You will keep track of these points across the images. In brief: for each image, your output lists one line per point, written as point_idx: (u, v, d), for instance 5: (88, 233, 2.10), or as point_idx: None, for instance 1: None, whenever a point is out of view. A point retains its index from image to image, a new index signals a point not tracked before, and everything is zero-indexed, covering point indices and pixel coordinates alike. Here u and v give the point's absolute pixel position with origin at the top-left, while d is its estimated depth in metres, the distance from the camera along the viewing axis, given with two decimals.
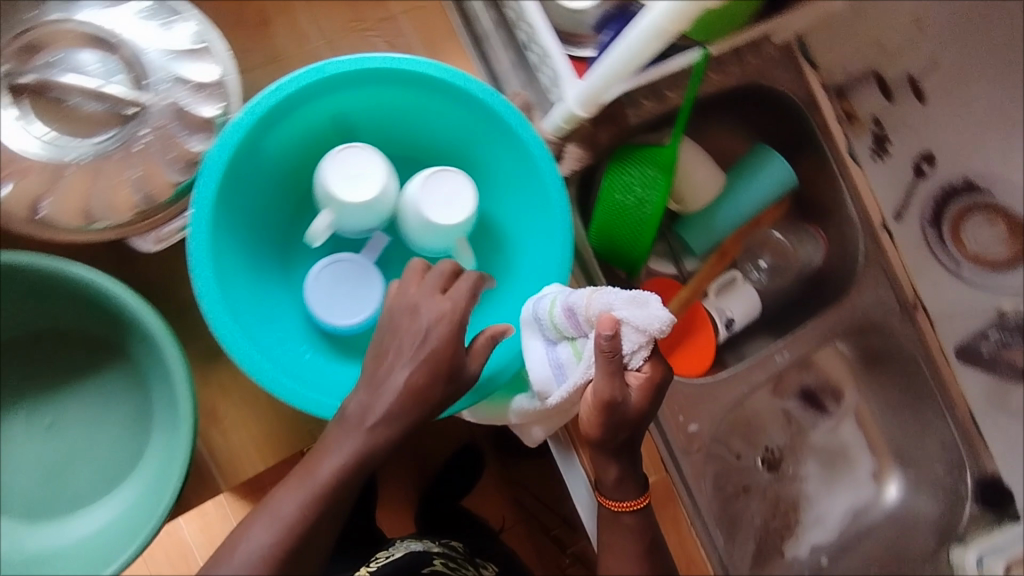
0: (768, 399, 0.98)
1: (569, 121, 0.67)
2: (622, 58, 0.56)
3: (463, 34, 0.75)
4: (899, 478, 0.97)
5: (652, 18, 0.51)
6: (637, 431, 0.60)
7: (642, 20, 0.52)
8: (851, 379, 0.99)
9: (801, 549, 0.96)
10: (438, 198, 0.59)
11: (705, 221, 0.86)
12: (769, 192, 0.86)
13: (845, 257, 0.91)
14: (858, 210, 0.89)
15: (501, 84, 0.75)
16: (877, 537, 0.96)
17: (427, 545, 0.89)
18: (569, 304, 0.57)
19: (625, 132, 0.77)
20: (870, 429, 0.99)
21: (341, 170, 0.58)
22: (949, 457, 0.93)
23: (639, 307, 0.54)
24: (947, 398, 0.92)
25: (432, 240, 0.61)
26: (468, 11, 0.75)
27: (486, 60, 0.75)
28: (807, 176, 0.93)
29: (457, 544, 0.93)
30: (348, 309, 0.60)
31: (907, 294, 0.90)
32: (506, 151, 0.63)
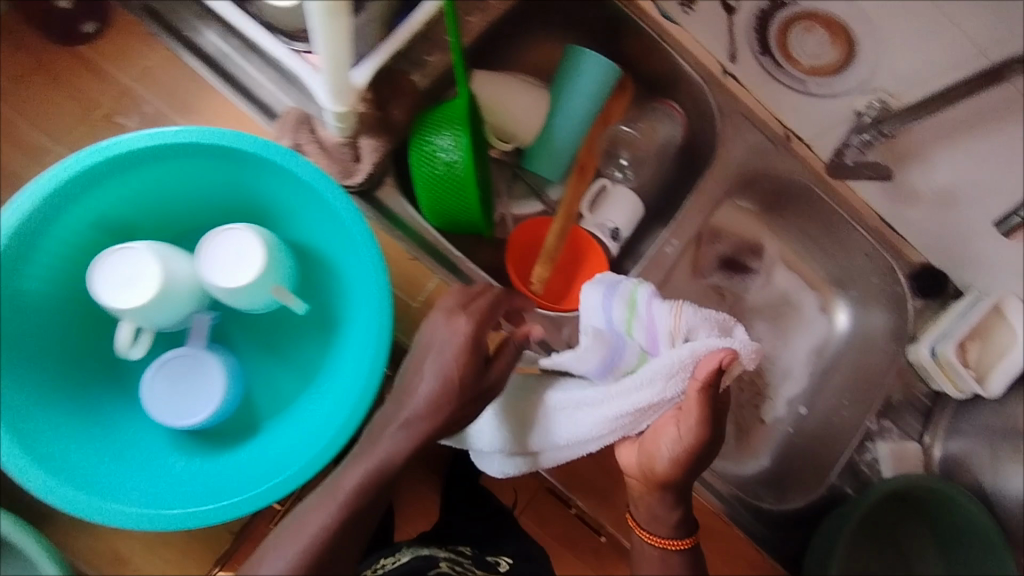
0: (691, 282, 0.95)
1: (339, 120, 0.64)
2: (324, 46, 0.50)
3: (206, 73, 0.68)
4: (844, 304, 0.96)
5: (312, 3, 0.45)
6: (707, 447, 0.68)
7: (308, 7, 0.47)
8: (763, 228, 0.96)
9: (779, 409, 0.93)
10: (226, 260, 0.56)
11: (544, 145, 0.82)
12: (595, 89, 0.81)
13: (702, 120, 0.87)
14: (691, 67, 0.84)
15: (271, 107, 0.69)
16: (843, 367, 0.93)
17: (433, 547, 0.82)
18: (652, 318, 0.69)
19: (416, 98, 0.72)
20: (800, 268, 0.97)
21: (114, 278, 0.54)
22: (878, 265, 0.89)
23: (718, 317, 0.70)
24: (852, 210, 0.88)
25: (245, 301, 0.58)
26: (197, 44, 0.67)
27: (244, 89, 0.69)
28: (634, 54, 0.88)
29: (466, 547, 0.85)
30: (192, 405, 0.58)
31: (774, 129, 0.86)
32: (274, 178, 0.59)
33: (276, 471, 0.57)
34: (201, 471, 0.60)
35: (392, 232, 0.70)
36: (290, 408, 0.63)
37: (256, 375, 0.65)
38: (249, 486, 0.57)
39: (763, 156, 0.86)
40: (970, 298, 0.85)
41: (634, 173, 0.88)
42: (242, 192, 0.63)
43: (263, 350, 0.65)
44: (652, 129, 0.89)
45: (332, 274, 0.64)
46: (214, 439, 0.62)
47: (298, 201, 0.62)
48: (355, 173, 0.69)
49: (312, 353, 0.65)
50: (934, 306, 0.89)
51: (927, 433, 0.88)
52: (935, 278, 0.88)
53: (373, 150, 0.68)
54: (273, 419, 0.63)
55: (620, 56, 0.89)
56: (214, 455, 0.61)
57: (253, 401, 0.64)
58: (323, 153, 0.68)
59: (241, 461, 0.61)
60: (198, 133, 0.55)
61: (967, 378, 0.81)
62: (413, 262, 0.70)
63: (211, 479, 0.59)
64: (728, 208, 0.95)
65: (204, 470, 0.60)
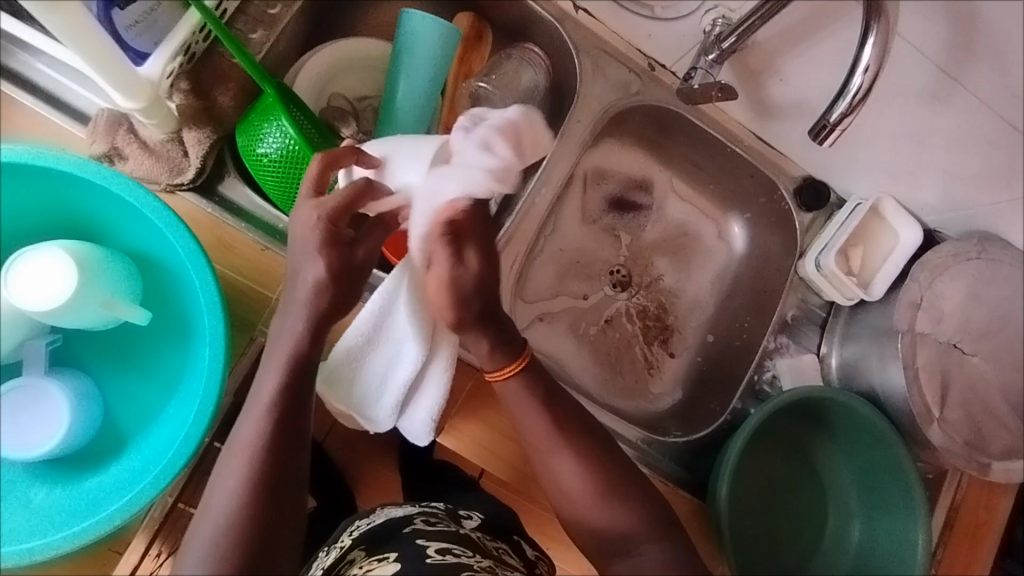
0: (582, 227, 0.92)
1: (150, 117, 0.61)
2: (79, 51, 0.48)
3: (6, 85, 0.63)
4: (739, 224, 0.93)
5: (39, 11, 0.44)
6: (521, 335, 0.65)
7: (41, 16, 0.45)
8: (650, 163, 0.93)
9: (687, 339, 0.93)
10: (33, 280, 0.53)
11: (392, 112, 0.77)
12: (437, 46, 0.77)
13: (562, 59, 0.84)
14: (541, 5, 0.80)
15: (84, 112, 0.65)
16: (744, 290, 0.92)
17: (407, 509, 0.79)
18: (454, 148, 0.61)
19: (244, 80, 0.68)
20: (692, 197, 0.94)
21: (27, 275, 0.53)
22: (762, 183, 0.85)
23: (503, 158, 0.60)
24: (727, 132, 0.83)
25: (72, 319, 0.56)
26: (4, 62, 0.64)
27: (61, 101, 0.65)
28: (484, 1, 0.84)
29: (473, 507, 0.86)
30: (37, 436, 0.56)
31: (636, 60, 0.82)
32: (80, 184, 0.57)
33: (132, 488, 0.57)
34: (64, 499, 0.59)
35: (240, 225, 0.68)
36: (155, 421, 0.62)
37: (115, 394, 0.63)
38: (108, 503, 0.58)
39: (626, 90, 0.83)
40: (852, 203, 0.82)
41: None
42: (58, 207, 0.59)
43: (119, 367, 0.64)
44: (515, 77, 0.84)
45: (172, 277, 0.62)
46: (80, 463, 0.61)
47: (117, 209, 0.59)
48: (186, 168, 0.66)
49: (170, 362, 0.63)
50: (821, 217, 0.85)
51: (824, 344, 0.87)
52: (818, 190, 0.83)
53: (199, 143, 0.65)
54: (138, 433, 0.63)
55: (471, 3, 0.85)
56: (77, 479, 0.60)
57: (115, 419, 0.63)
58: (145, 152, 0.65)
59: (106, 481, 0.60)
60: None
61: (851, 284, 0.80)
62: (264, 253, 0.67)
63: (75, 505, 0.59)
64: (610, 146, 0.91)
65: (66, 498, 0.59)
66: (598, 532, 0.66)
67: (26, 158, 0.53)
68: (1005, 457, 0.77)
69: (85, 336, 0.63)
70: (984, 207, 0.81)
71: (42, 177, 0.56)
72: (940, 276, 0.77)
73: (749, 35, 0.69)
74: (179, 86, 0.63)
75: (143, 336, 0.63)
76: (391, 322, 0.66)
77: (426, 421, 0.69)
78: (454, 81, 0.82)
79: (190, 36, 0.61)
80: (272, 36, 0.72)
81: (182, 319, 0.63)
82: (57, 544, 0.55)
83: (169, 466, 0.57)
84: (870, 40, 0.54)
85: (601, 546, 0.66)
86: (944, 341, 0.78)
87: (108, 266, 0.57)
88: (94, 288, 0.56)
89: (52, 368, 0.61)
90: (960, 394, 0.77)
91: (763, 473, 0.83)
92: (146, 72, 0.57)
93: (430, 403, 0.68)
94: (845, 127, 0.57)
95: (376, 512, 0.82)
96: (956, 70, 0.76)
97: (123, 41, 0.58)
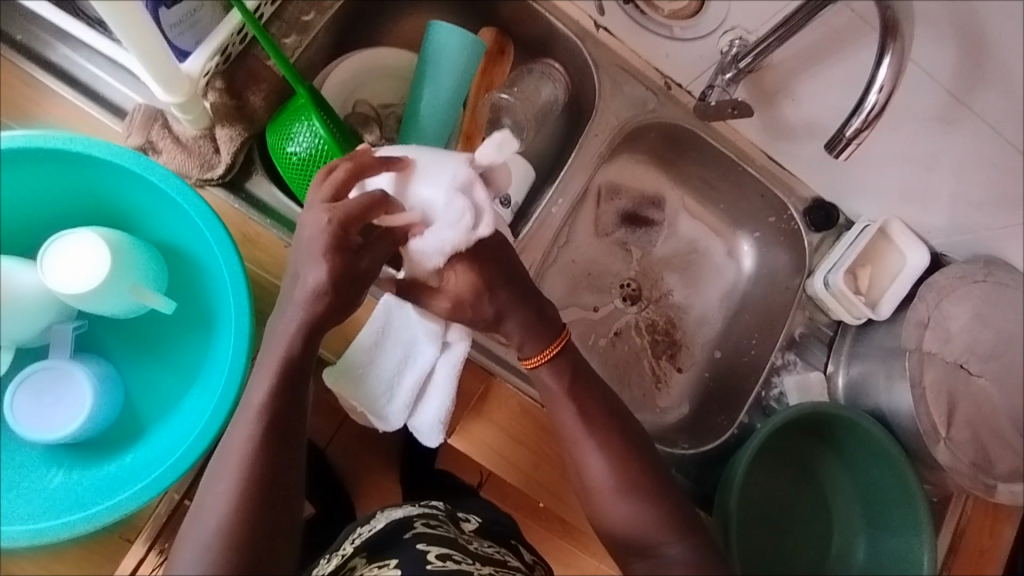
0: (595, 240, 0.93)
1: (186, 112, 0.63)
2: (136, 50, 0.51)
3: (48, 77, 0.65)
4: (748, 244, 0.95)
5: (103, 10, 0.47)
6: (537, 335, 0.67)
7: (104, 17, 0.48)
8: (663, 180, 0.95)
9: (695, 355, 0.94)
10: (67, 265, 0.55)
11: (414, 120, 0.78)
12: (462, 59, 0.78)
13: (581, 75, 0.86)
14: (564, 23, 0.83)
15: (121, 107, 0.67)
16: (752, 308, 0.93)
17: (408, 511, 0.80)
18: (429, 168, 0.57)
19: (275, 81, 0.70)
20: (703, 215, 0.96)
21: (59, 258, 0.55)
22: (771, 204, 0.89)
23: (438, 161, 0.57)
24: (737, 150, 0.88)
25: (102, 305, 0.58)
26: (47, 54, 0.66)
27: (100, 95, 0.67)
28: (508, 17, 0.87)
29: (473, 518, 0.87)
30: (60, 418, 0.58)
31: (652, 80, 0.85)
32: (117, 173, 0.59)
33: (149, 474, 0.58)
34: (81, 484, 0.60)
35: (265, 221, 0.69)
36: (172, 411, 0.63)
37: (135, 382, 0.64)
38: (124, 488, 0.58)
39: (642, 107, 0.86)
40: (859, 226, 0.85)
41: (524, 136, 0.85)
42: (92, 196, 0.61)
43: (140, 357, 0.65)
44: (535, 92, 0.86)
45: (199, 269, 0.63)
46: (98, 449, 0.62)
47: (150, 198, 0.61)
48: (216, 164, 0.68)
49: (190, 353, 0.64)
50: (830, 237, 0.88)
51: (831, 362, 0.88)
52: (826, 211, 0.87)
53: (230, 140, 0.67)
54: (156, 422, 0.63)
55: (495, 20, 0.88)
56: (95, 465, 0.61)
57: (134, 407, 0.64)
58: (178, 147, 0.67)
59: (123, 468, 0.61)
60: (13, 137, 0.53)
61: (859, 303, 0.82)
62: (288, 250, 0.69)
63: (91, 490, 0.59)
64: (624, 161, 0.93)
65: (83, 483, 0.60)
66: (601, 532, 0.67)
67: (67, 144, 0.55)
68: (1010, 479, 0.78)
69: (110, 324, 0.64)
70: (991, 231, 0.82)
71: (81, 164, 0.58)
72: (946, 297, 0.80)
73: (765, 55, 0.72)
74: (213, 85, 0.66)
75: (166, 326, 0.65)
76: (397, 324, 0.68)
77: (438, 413, 0.69)
78: (477, 93, 0.83)
79: (229, 37, 0.63)
80: (303, 42, 0.75)
81: (205, 309, 0.64)
82: (73, 525, 0.55)
83: (186, 454, 0.57)
84: (886, 59, 0.57)
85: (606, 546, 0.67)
86: (951, 361, 0.79)
87: (139, 254, 0.59)
88: (125, 275, 0.57)
89: (77, 353, 0.62)
90: (967, 413, 0.78)
91: (768, 489, 0.83)
92: (187, 68, 0.59)
93: (440, 395, 0.69)
94: (860, 142, 0.59)
95: (380, 516, 0.82)
96: (971, 95, 0.73)
97: (171, 41, 0.60)
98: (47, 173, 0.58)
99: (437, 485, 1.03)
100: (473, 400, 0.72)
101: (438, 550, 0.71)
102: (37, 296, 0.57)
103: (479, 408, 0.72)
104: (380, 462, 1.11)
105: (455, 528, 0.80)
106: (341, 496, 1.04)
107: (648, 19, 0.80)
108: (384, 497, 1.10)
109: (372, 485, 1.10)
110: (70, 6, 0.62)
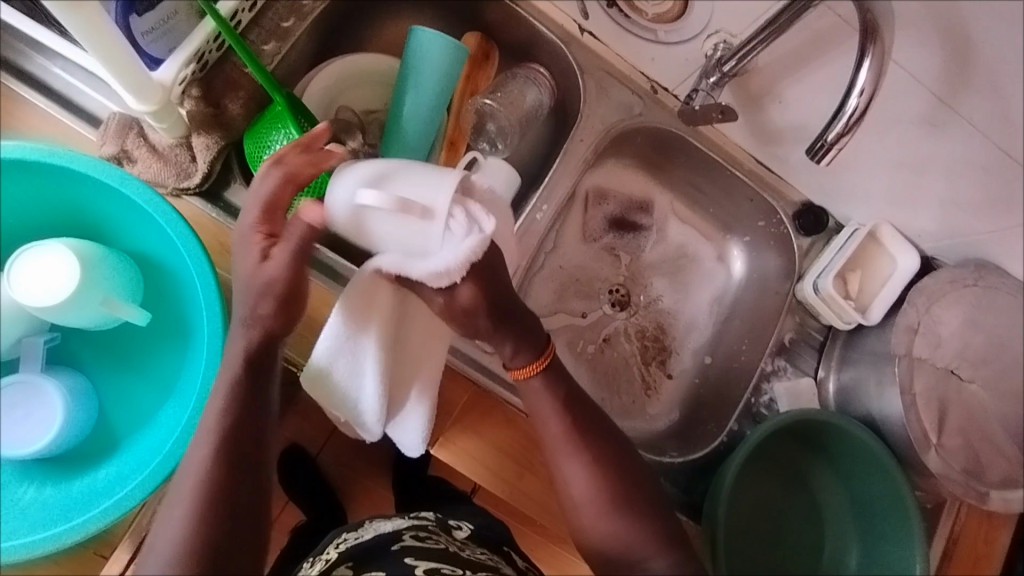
0: (583, 246, 0.92)
1: (161, 120, 0.62)
2: (101, 57, 0.50)
3: (22, 85, 0.65)
4: (738, 248, 0.93)
5: (65, 17, 0.46)
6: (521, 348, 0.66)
7: (66, 23, 0.47)
8: (652, 185, 0.94)
9: (685, 361, 0.93)
10: (36, 277, 0.54)
11: (396, 126, 0.77)
12: (445, 65, 0.77)
13: (566, 79, 0.85)
14: (548, 27, 0.82)
15: (96, 115, 0.66)
16: (742, 313, 0.92)
17: (398, 521, 0.79)
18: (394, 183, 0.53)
19: (253, 89, 0.69)
20: (692, 219, 0.95)
21: (27, 271, 0.54)
22: (760, 208, 0.87)
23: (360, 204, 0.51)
24: (724, 154, 0.85)
25: (73, 318, 0.56)
26: (20, 63, 0.65)
27: (74, 103, 0.66)
28: (492, 22, 0.86)
29: (465, 524, 0.86)
30: (31, 432, 0.56)
31: (638, 83, 0.84)
32: (88, 184, 0.58)
33: (122, 488, 0.57)
34: (53, 499, 0.58)
35: (243, 230, 0.69)
36: (148, 424, 0.62)
37: (110, 395, 0.63)
38: (97, 504, 0.57)
39: (628, 112, 0.84)
40: (849, 229, 0.83)
41: (508, 142, 0.85)
42: (64, 207, 0.60)
43: (116, 369, 0.64)
44: (520, 97, 0.84)
45: (174, 280, 0.62)
46: (72, 463, 0.61)
47: (122, 208, 0.59)
48: (193, 173, 0.67)
49: (166, 364, 0.63)
50: (820, 242, 0.86)
51: (821, 367, 0.87)
52: (816, 214, 0.85)
53: (207, 148, 0.66)
54: (132, 434, 0.62)
55: (479, 24, 0.87)
56: (68, 480, 0.60)
57: (109, 420, 0.63)
58: (154, 156, 0.66)
59: (97, 482, 0.60)
60: None
61: (849, 309, 0.81)
62: None
63: (64, 506, 0.58)
64: (612, 166, 0.92)
65: (56, 498, 0.59)
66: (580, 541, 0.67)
67: (33, 155, 0.54)
68: (1002, 486, 0.77)
69: (85, 336, 0.63)
70: (983, 234, 0.81)
71: (51, 174, 0.57)
72: (937, 302, 0.78)
73: (749, 59, 0.71)
74: (189, 93, 0.65)
75: (142, 337, 0.64)
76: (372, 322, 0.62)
77: (410, 436, 0.66)
78: (460, 98, 0.82)
79: (204, 43, 0.62)
80: (283, 49, 0.74)
81: (181, 320, 0.63)
82: (45, 542, 0.54)
83: (158, 470, 0.56)
84: (866, 63, 0.56)
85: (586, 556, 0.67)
86: (942, 366, 0.78)
87: (111, 265, 0.58)
88: (96, 287, 0.56)
89: (50, 366, 0.61)
90: (958, 420, 0.77)
91: (759, 496, 0.82)
92: (160, 76, 0.58)
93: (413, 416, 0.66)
94: (841, 147, 0.58)
95: (368, 525, 0.81)
96: (954, 97, 0.75)
97: (142, 48, 0.59)
98: (16, 185, 0.57)
99: (427, 494, 1.02)
100: (458, 411, 0.71)
101: (425, 561, 0.71)
102: (6, 309, 0.56)
103: (463, 418, 0.71)
104: (370, 470, 1.10)
105: (445, 537, 0.79)
106: (330, 505, 1.04)
107: (632, 23, 0.82)
108: (375, 505, 1.09)
109: (362, 494, 1.09)
110: (41, 14, 0.61)
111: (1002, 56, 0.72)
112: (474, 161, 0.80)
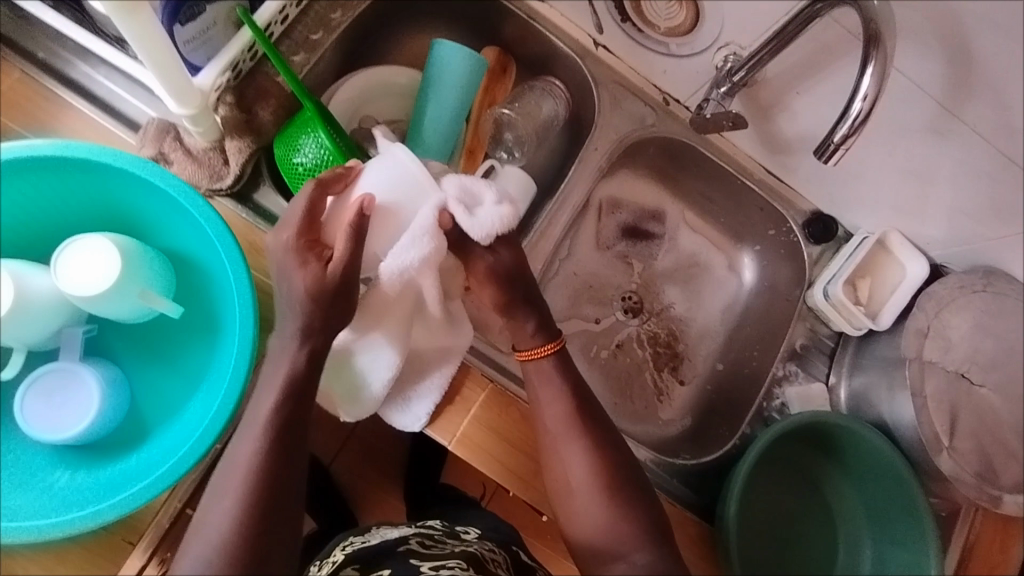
0: (596, 254, 0.94)
1: (198, 125, 0.65)
2: (157, 71, 0.55)
3: (67, 92, 0.68)
4: (749, 257, 0.95)
5: (129, 36, 0.50)
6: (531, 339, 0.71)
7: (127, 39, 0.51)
8: (663, 196, 0.96)
9: (697, 367, 0.94)
10: (79, 267, 0.57)
11: (418, 133, 0.80)
12: (465, 77, 0.80)
13: (580, 91, 0.88)
14: (564, 41, 0.85)
15: (135, 120, 0.70)
16: (752, 320, 0.93)
17: (405, 528, 0.80)
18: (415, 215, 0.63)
19: (283, 97, 0.72)
20: (703, 229, 0.97)
21: (70, 262, 0.57)
22: (770, 216, 0.89)
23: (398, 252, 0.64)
24: (737, 164, 0.88)
25: (111, 308, 0.59)
26: (67, 72, 0.69)
27: (115, 110, 0.70)
28: (509, 36, 0.89)
29: (475, 529, 0.86)
30: (71, 417, 0.59)
31: (651, 94, 0.87)
32: (129, 180, 0.61)
33: (151, 474, 0.59)
34: (86, 482, 0.60)
35: (271, 230, 0.72)
36: (177, 413, 0.64)
37: (142, 386, 0.66)
38: (128, 487, 0.59)
39: (641, 122, 0.87)
40: (858, 237, 0.85)
41: (525, 151, 0.87)
42: (106, 205, 0.63)
43: (148, 361, 0.66)
44: (536, 108, 0.87)
45: (206, 278, 0.65)
46: (103, 450, 0.63)
47: (161, 207, 0.63)
48: (225, 175, 0.70)
49: (196, 357, 0.66)
50: (830, 250, 0.88)
51: (832, 374, 0.88)
52: (825, 223, 0.86)
53: (239, 152, 0.70)
54: (161, 425, 0.64)
55: (497, 38, 0.91)
56: (100, 467, 0.62)
57: (141, 410, 0.65)
58: (189, 158, 0.69)
59: (127, 469, 0.62)
60: (31, 147, 0.56)
61: (860, 315, 0.82)
62: None
63: (96, 490, 0.60)
64: (625, 175, 0.94)
65: (88, 483, 0.60)
66: (591, 534, 0.68)
67: (84, 153, 0.57)
68: (1015, 491, 0.77)
69: (119, 329, 0.66)
70: (990, 242, 0.82)
71: (96, 173, 0.60)
72: (947, 307, 0.80)
73: (758, 69, 0.74)
74: (224, 99, 0.68)
75: (175, 330, 0.66)
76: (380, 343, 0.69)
77: (428, 406, 0.70)
78: (478, 109, 0.86)
79: (239, 53, 0.65)
80: (312, 60, 0.77)
81: (211, 314, 0.65)
82: (81, 521, 0.56)
83: (187, 456, 0.58)
84: (869, 68, 0.59)
85: (598, 551, 0.68)
86: (953, 370, 0.79)
87: (149, 260, 0.61)
88: (134, 280, 0.59)
89: (86, 356, 0.64)
90: (971, 424, 0.78)
91: (769, 501, 0.83)
92: (200, 82, 0.61)
93: (430, 386, 0.71)
94: (847, 147, 0.61)
95: (375, 528, 0.82)
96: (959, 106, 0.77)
97: (186, 58, 0.64)
98: (62, 183, 0.60)
99: (440, 500, 1.03)
100: (471, 412, 0.72)
101: (434, 563, 0.72)
102: (51, 301, 0.59)
103: (480, 417, 0.72)
104: (384, 477, 1.11)
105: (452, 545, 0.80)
106: (344, 511, 1.05)
107: (644, 37, 0.85)
108: (389, 514, 1.10)
109: (376, 501, 1.10)
110: (90, 25, 0.65)
111: (1002, 66, 0.74)
112: (492, 168, 0.81)
